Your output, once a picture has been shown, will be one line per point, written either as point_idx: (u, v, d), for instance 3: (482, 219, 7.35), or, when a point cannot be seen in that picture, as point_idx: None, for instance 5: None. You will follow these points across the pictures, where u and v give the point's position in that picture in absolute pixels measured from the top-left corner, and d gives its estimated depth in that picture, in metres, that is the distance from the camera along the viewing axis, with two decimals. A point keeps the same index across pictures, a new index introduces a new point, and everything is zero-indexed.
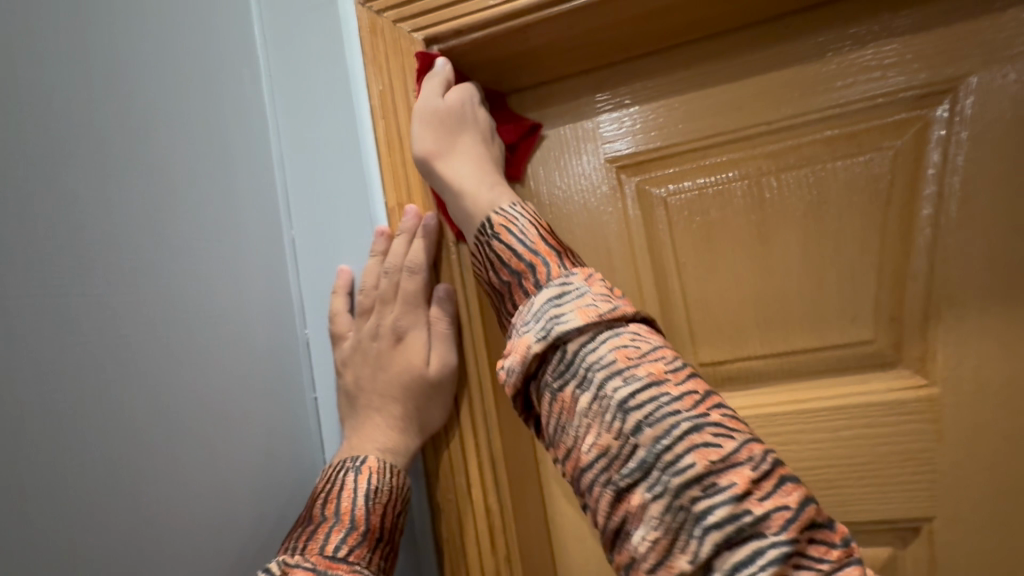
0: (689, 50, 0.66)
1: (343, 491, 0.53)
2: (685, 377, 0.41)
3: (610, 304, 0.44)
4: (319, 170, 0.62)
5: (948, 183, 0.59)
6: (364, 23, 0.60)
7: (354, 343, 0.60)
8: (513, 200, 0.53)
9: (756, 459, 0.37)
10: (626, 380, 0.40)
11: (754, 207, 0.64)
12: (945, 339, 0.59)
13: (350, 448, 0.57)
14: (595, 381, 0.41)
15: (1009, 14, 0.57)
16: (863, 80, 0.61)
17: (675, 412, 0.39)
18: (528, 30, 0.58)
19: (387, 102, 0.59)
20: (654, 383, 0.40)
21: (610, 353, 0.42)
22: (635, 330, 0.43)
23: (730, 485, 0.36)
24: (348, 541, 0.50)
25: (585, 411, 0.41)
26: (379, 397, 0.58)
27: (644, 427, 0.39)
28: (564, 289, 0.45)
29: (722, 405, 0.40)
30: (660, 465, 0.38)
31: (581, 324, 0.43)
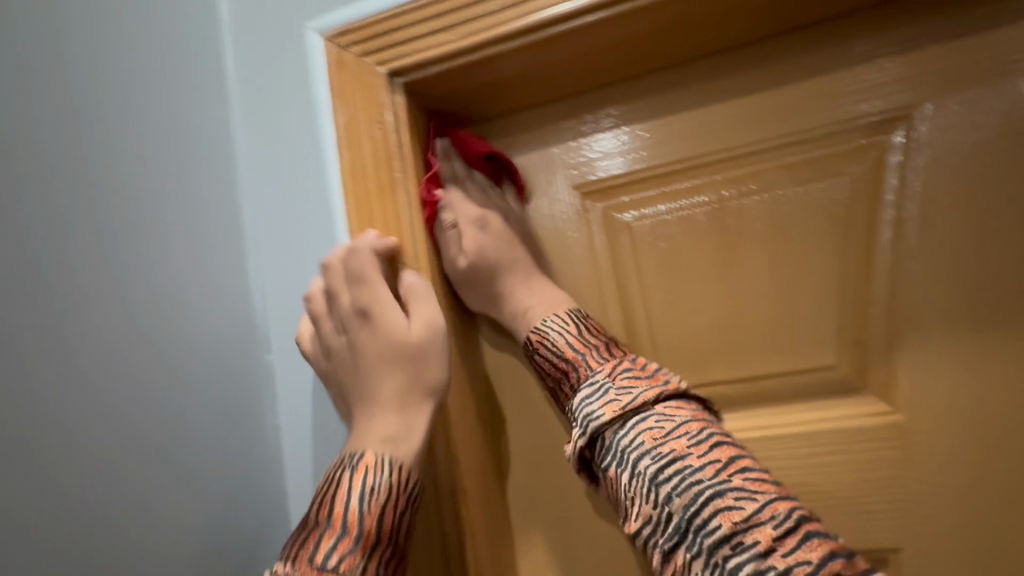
0: (652, 78, 0.67)
1: (338, 492, 0.50)
2: (705, 449, 0.46)
3: (634, 394, 0.51)
4: (286, 196, 0.64)
5: (907, 210, 0.59)
6: (332, 58, 0.62)
7: (329, 350, 0.57)
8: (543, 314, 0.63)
9: (778, 518, 0.42)
10: (653, 457, 0.47)
11: (716, 232, 0.64)
12: (909, 364, 0.59)
13: (348, 444, 0.54)
14: (631, 462, 0.48)
15: (961, 43, 0.58)
16: (822, 108, 0.62)
17: (699, 481, 0.44)
18: (489, 62, 0.60)
19: (351, 132, 0.61)
20: (678, 458, 0.46)
21: (639, 436, 0.48)
22: (667, 408, 0.50)
23: (759, 545, 0.41)
24: (340, 548, 0.47)
25: (629, 488, 0.48)
26: (369, 389, 0.55)
27: (676, 496, 0.45)
28: (594, 389, 0.53)
29: (748, 468, 0.45)
30: (694, 529, 0.43)
31: (609, 418, 0.50)
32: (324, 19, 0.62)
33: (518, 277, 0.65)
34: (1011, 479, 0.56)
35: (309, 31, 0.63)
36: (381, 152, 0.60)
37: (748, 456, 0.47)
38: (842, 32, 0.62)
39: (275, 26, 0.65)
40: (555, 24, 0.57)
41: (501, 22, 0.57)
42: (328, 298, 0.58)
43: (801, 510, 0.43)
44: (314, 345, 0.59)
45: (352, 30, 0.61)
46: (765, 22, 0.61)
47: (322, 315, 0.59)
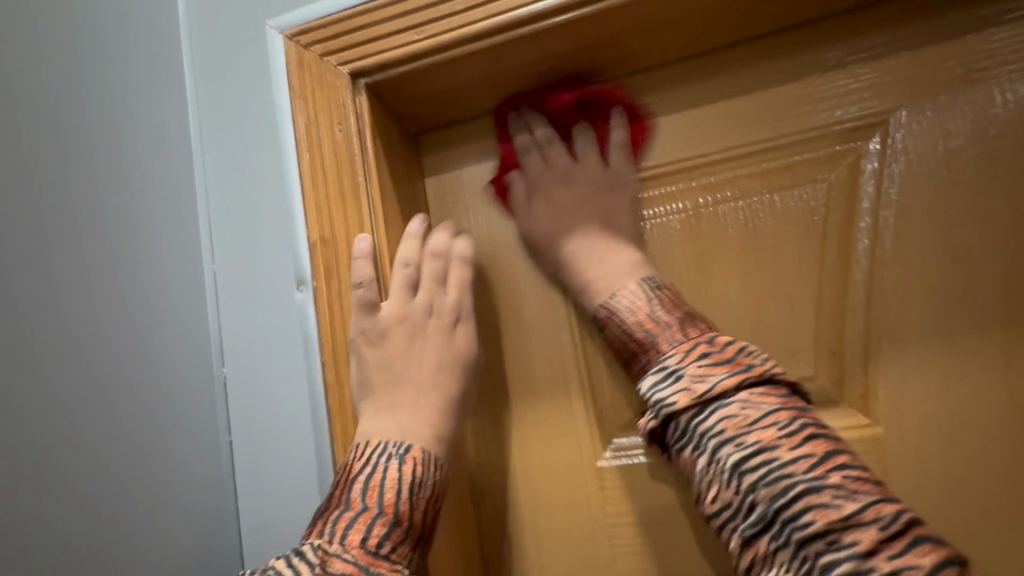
0: (626, 82, 0.65)
1: (387, 480, 0.49)
2: (797, 442, 0.44)
3: (709, 381, 0.48)
4: (244, 200, 0.61)
5: (883, 217, 0.58)
6: (292, 57, 0.59)
7: (405, 316, 0.56)
8: (611, 290, 0.59)
9: (881, 519, 0.39)
10: (736, 444, 0.45)
11: (692, 239, 0.63)
12: (887, 375, 0.57)
13: (389, 431, 0.52)
14: (710, 447, 0.46)
15: (934, 50, 0.58)
16: (796, 114, 0.61)
17: (790, 475, 0.42)
18: (457, 63, 0.58)
19: (313, 134, 0.58)
20: (765, 449, 0.44)
21: (721, 422, 0.46)
22: (749, 395, 0.47)
23: (859, 545, 0.39)
24: (392, 537, 0.48)
25: (706, 472, 0.46)
26: (430, 375, 0.56)
27: (761, 486, 0.43)
28: (664, 373, 0.50)
29: (847, 465, 0.42)
30: (782, 521, 0.41)
31: (684, 405, 0.48)
32: (284, 18, 0.60)
33: (588, 247, 0.62)
34: (990, 493, 0.55)
35: (268, 30, 0.60)
36: (343, 155, 0.57)
37: (846, 451, 0.44)
38: (815, 37, 0.61)
39: (235, 24, 0.62)
40: (526, 25, 0.55)
41: (468, 22, 0.56)
42: (404, 265, 0.57)
43: (907, 514, 0.40)
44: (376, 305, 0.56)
45: (313, 28, 0.59)
46: (737, 26, 0.60)
47: (397, 282, 0.57)
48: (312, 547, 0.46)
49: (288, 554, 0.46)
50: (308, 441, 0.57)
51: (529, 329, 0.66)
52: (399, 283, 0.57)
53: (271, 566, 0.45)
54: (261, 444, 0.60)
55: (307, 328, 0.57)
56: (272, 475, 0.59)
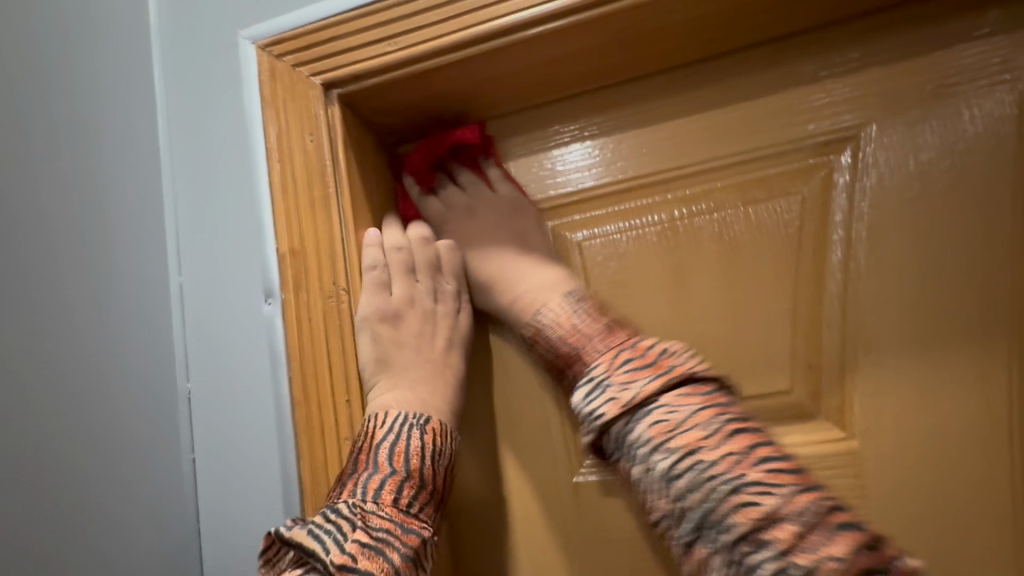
0: (602, 96, 0.66)
1: (411, 446, 0.52)
2: (719, 440, 0.42)
3: (634, 388, 0.46)
4: (213, 210, 0.60)
5: (856, 230, 0.58)
6: (265, 67, 0.59)
7: (411, 299, 0.60)
8: (539, 305, 0.58)
9: (802, 513, 0.38)
10: (663, 451, 0.42)
11: (668, 252, 0.63)
12: (863, 389, 0.57)
13: (407, 403, 0.55)
14: (642, 456, 0.44)
15: (903, 66, 0.59)
16: (769, 128, 0.61)
17: (715, 477, 0.40)
18: (430, 75, 0.58)
19: (283, 144, 0.57)
20: (690, 451, 0.42)
21: (648, 428, 0.44)
22: (672, 398, 0.45)
23: (780, 543, 0.37)
24: (419, 498, 0.50)
25: (641, 483, 0.44)
26: (442, 354, 0.60)
27: (689, 492, 0.41)
28: (591, 385, 0.48)
29: (769, 458, 0.41)
30: (712, 526, 0.40)
31: (614, 415, 0.45)
32: (258, 28, 0.60)
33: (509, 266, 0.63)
34: (970, 509, 0.54)
35: (241, 40, 0.60)
36: (314, 166, 0.56)
37: (768, 443, 0.42)
38: (787, 52, 0.62)
39: (207, 35, 0.62)
40: (496, 38, 0.55)
41: (441, 34, 0.55)
42: (399, 251, 0.61)
43: (826, 502, 0.39)
44: (384, 287, 0.59)
45: (286, 39, 0.58)
46: (710, 41, 0.61)
47: (398, 270, 0.60)
48: (346, 506, 0.47)
49: (321, 514, 0.47)
50: (273, 459, 0.56)
51: (505, 342, 0.65)
52: (398, 271, 0.60)
53: (311, 523, 0.47)
54: (225, 463, 0.58)
55: (274, 342, 0.56)
56: (236, 494, 0.57)
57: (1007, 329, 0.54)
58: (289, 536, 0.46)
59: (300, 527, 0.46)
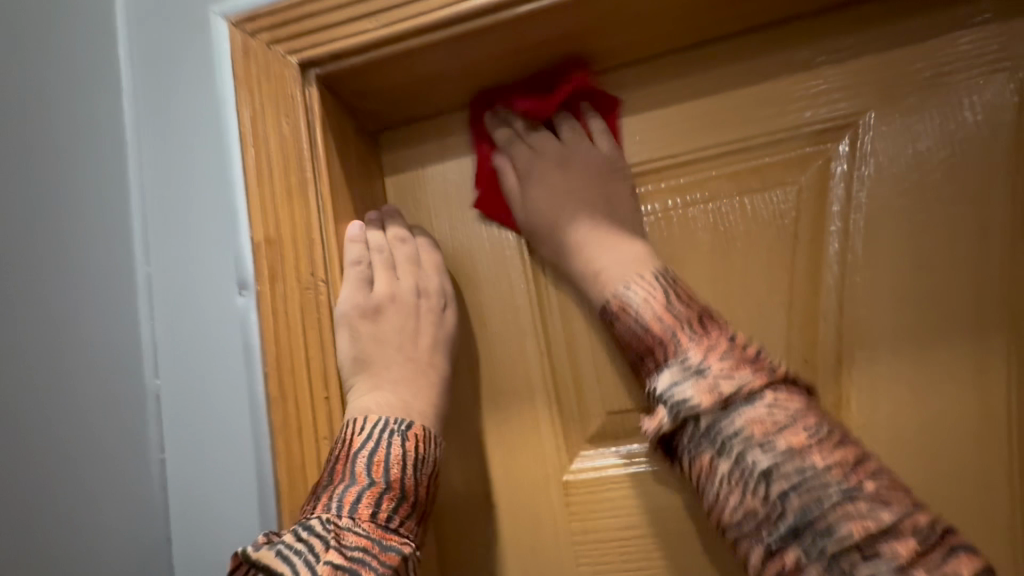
0: (593, 81, 0.63)
1: (391, 455, 0.48)
2: (829, 448, 0.43)
3: (737, 379, 0.46)
4: (183, 197, 0.56)
5: (854, 221, 0.57)
6: (238, 45, 0.55)
7: (393, 296, 0.56)
8: (626, 279, 0.55)
9: (921, 530, 0.40)
10: (764, 449, 0.43)
11: (662, 243, 0.61)
12: (858, 384, 0.56)
13: (389, 407, 0.51)
14: (735, 452, 0.44)
15: (901, 52, 0.57)
16: (765, 115, 0.59)
17: (823, 482, 0.41)
18: (413, 56, 0.55)
19: (258, 127, 0.54)
20: (796, 453, 0.43)
21: (747, 423, 0.44)
22: (771, 397, 0.45)
23: (896, 556, 0.39)
24: (400, 511, 0.47)
25: (725, 478, 0.44)
26: (427, 353, 0.56)
27: (791, 494, 0.42)
28: (682, 369, 0.47)
29: (875, 473, 0.43)
30: (814, 530, 0.40)
31: (705, 405, 0.45)
32: (230, 3, 0.56)
33: (591, 237, 0.59)
34: (965, 506, 0.53)
35: (212, 16, 0.57)
36: (290, 150, 0.53)
37: (871, 458, 0.44)
38: (784, 37, 0.60)
39: (177, 10, 0.58)
40: (483, 16, 0.52)
41: (424, 12, 0.53)
42: (377, 250, 0.57)
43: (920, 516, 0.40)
44: (361, 284, 0.55)
45: (260, 15, 0.55)
46: (705, 24, 0.58)
47: (378, 267, 0.56)
48: (320, 522, 0.45)
49: (292, 531, 0.45)
50: (248, 459, 0.53)
51: (493, 336, 0.63)
52: (379, 268, 0.56)
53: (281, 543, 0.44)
54: (197, 463, 0.55)
55: (249, 336, 0.53)
56: (208, 496, 0.54)
57: (1004, 323, 0.53)
58: (256, 557, 0.43)
59: (268, 547, 0.44)
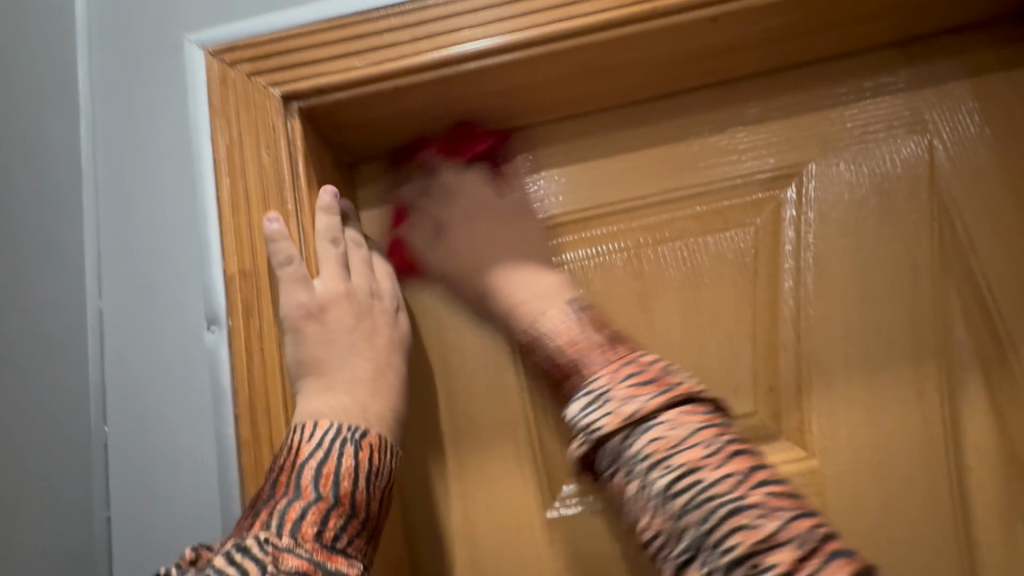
0: (566, 125, 0.67)
1: (342, 467, 0.44)
2: (720, 460, 0.41)
3: (637, 402, 0.44)
4: (147, 228, 0.53)
5: (804, 258, 0.62)
6: (215, 74, 0.54)
7: (346, 291, 0.52)
8: (550, 307, 0.54)
9: (802, 538, 0.38)
10: (663, 466, 0.41)
11: (635, 277, 0.64)
12: (818, 410, 0.60)
13: (344, 411, 0.47)
14: (639, 471, 0.42)
15: (834, 112, 0.65)
16: (723, 162, 0.65)
17: (717, 497, 0.40)
18: (398, 93, 0.56)
19: (235, 157, 0.52)
20: (693, 469, 0.41)
21: (648, 442, 0.43)
22: (675, 414, 0.44)
23: (783, 565, 0.37)
24: (349, 530, 0.43)
25: (632, 500, 0.43)
26: (385, 355, 0.52)
27: (689, 510, 0.40)
28: (591, 396, 0.46)
29: (767, 480, 0.40)
30: (706, 546, 0.39)
31: (613, 428, 0.44)
32: (207, 33, 0.55)
33: (505, 269, 0.60)
34: (917, 519, 0.57)
35: (188, 44, 0.55)
36: (270, 180, 0.52)
37: (766, 465, 0.42)
38: (735, 95, 0.67)
39: (147, 37, 0.56)
40: (467, 60, 0.55)
41: (413, 53, 0.54)
42: (333, 243, 0.52)
43: (822, 528, 0.39)
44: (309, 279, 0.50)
45: (240, 46, 0.54)
46: (668, 79, 0.64)
47: (329, 260, 0.52)
48: (256, 541, 0.39)
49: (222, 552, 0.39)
50: (215, 512, 0.48)
51: (471, 373, 0.62)
52: (329, 262, 0.52)
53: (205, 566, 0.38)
54: (151, 521, 0.49)
55: (219, 376, 0.49)
56: (164, 555, 0.49)
57: (934, 348, 0.60)
58: None
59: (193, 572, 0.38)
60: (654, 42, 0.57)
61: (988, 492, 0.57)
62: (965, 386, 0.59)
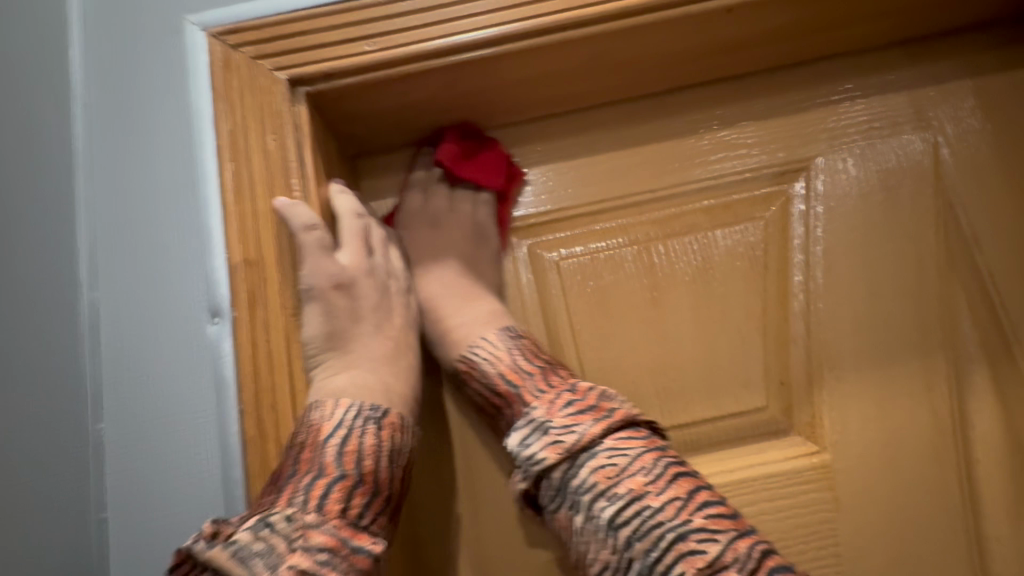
0: (576, 118, 0.66)
1: (365, 445, 0.44)
2: (663, 485, 0.43)
3: (576, 432, 0.45)
4: (146, 216, 0.51)
5: (813, 253, 0.62)
6: (217, 57, 0.52)
7: (368, 270, 0.54)
8: (476, 336, 0.57)
9: (739, 557, 0.41)
10: (607, 498, 0.43)
11: (645, 272, 0.63)
12: (829, 404, 0.60)
13: (367, 388, 0.48)
14: (585, 505, 0.44)
15: (841, 108, 0.65)
16: (732, 156, 0.65)
17: (661, 526, 0.42)
18: (408, 81, 0.54)
19: (238, 143, 0.50)
20: (635, 499, 0.43)
21: (591, 475, 0.44)
22: (616, 442, 0.45)
23: None
24: (372, 507, 0.43)
25: (583, 531, 0.45)
26: (402, 331, 0.55)
27: (634, 540, 0.42)
28: (530, 428, 0.47)
29: (708, 503, 0.43)
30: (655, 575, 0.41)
31: (554, 461, 0.45)
32: (209, 14, 0.53)
33: (445, 293, 0.63)
34: (927, 512, 0.58)
35: (188, 25, 0.53)
36: (277, 167, 0.50)
37: (706, 486, 0.44)
38: (744, 90, 0.66)
39: (144, 17, 0.54)
40: (480, 48, 0.53)
41: (424, 39, 0.53)
42: (359, 220, 0.54)
43: (760, 545, 0.41)
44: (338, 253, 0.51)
45: (245, 29, 0.52)
46: (678, 72, 0.64)
47: (354, 236, 0.53)
48: (284, 518, 0.39)
49: (249, 525, 0.39)
50: (219, 511, 0.46)
51: None
52: (355, 239, 0.53)
53: (235, 542, 0.38)
54: (150, 522, 0.47)
55: (222, 369, 0.48)
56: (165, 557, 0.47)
57: (942, 343, 0.60)
58: (210, 558, 0.37)
59: (222, 546, 0.38)
60: (668, 34, 0.57)
61: (996, 486, 0.58)
62: (972, 380, 0.59)
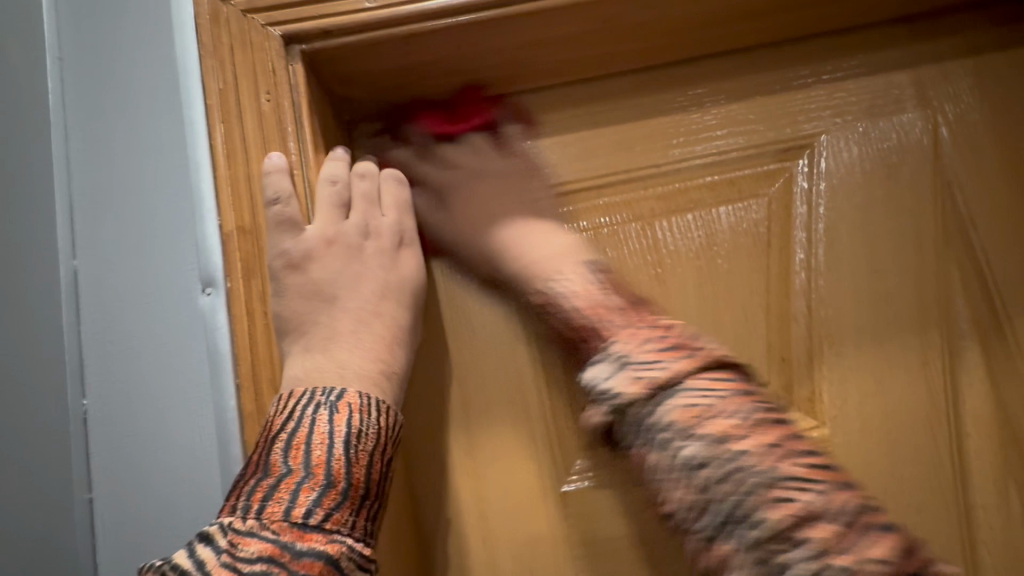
0: (580, 89, 0.64)
1: (315, 436, 0.42)
2: (755, 428, 0.37)
3: (662, 367, 0.39)
4: (132, 185, 0.50)
5: (815, 229, 0.62)
6: (204, 10, 0.48)
7: (332, 237, 0.50)
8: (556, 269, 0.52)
9: (838, 511, 0.34)
10: (693, 435, 0.37)
11: (650, 249, 0.62)
12: (829, 380, 0.60)
13: (320, 373, 0.46)
14: (662, 441, 0.38)
15: (847, 85, 0.65)
16: (736, 132, 0.64)
17: (750, 468, 0.35)
18: (411, 42, 0.51)
19: (229, 104, 0.47)
20: (722, 440, 0.36)
21: (675, 411, 0.38)
22: (704, 381, 0.39)
23: (817, 545, 0.33)
24: (325, 503, 0.40)
25: (659, 468, 0.38)
26: (371, 300, 0.50)
27: (718, 481, 0.35)
28: (610, 359, 0.41)
29: (804, 452, 0.36)
30: (736, 520, 0.34)
31: (634, 395, 0.39)
32: None
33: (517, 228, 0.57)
34: (922, 484, 0.59)
35: None
36: (272, 130, 0.47)
37: (803, 435, 0.37)
38: (748, 63, 0.65)
39: None
40: (486, 10, 0.51)
41: None
42: (332, 184, 0.50)
43: (864, 502, 0.35)
44: (298, 225, 0.48)
45: None
46: (685, 43, 0.62)
47: (325, 198, 0.50)
48: (221, 530, 0.39)
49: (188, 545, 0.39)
50: (213, 481, 0.47)
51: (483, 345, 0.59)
52: (325, 201, 0.50)
53: (168, 561, 0.39)
54: (141, 497, 0.48)
55: (216, 341, 0.47)
56: (159, 531, 0.47)
57: (939, 319, 0.61)
58: None
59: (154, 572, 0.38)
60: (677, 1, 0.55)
61: (984, 456, 0.59)
62: (964, 355, 0.61)
